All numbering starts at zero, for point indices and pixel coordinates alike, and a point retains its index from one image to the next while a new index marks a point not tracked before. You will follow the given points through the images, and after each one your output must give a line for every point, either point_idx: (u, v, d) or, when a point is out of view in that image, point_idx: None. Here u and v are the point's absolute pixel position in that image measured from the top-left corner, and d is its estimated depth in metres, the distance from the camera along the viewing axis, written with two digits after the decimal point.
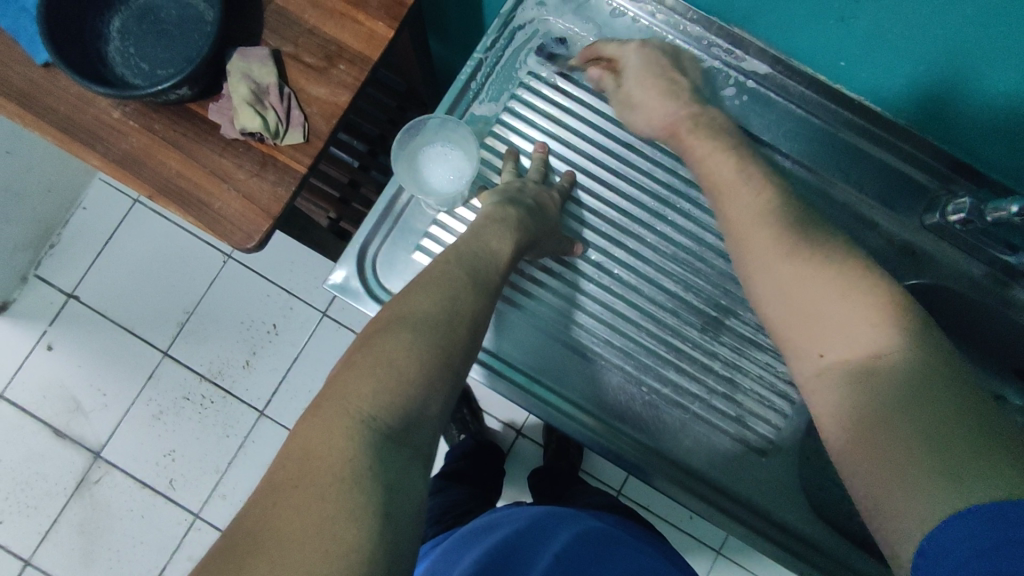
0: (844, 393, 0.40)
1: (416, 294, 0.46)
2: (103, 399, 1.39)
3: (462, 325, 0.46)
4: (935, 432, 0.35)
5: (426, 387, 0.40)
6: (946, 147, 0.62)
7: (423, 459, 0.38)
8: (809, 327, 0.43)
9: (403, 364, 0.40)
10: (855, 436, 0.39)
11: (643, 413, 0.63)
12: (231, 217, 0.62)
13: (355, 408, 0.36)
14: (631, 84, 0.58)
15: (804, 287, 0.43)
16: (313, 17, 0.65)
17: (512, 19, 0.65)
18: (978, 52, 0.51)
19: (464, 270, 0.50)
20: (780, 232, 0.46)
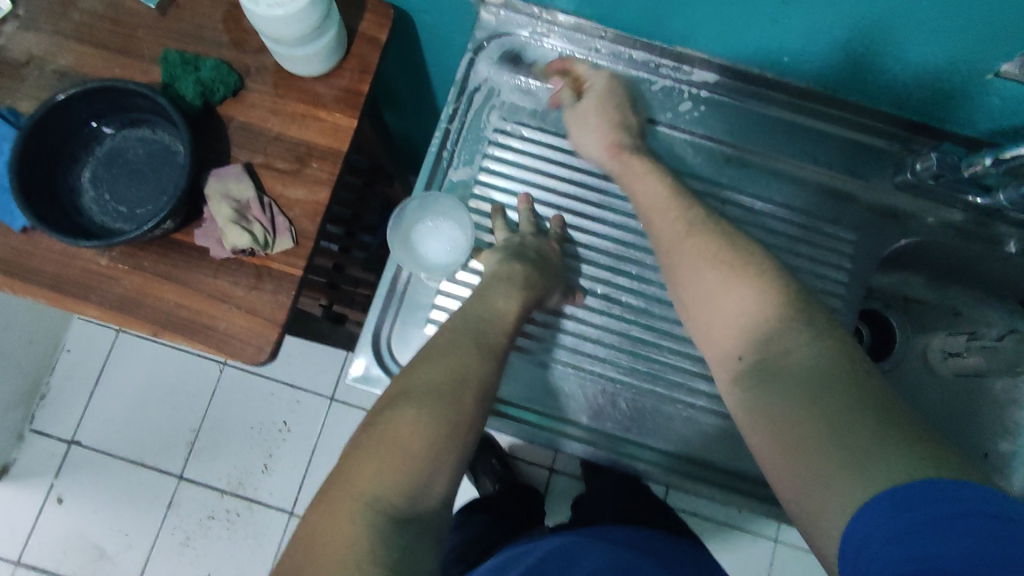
0: (759, 392, 0.45)
1: (427, 366, 0.48)
2: (127, 538, 1.36)
3: (471, 390, 0.47)
4: (846, 425, 0.39)
5: (434, 458, 0.43)
6: (902, 114, 0.65)
7: (430, 531, 0.41)
8: (727, 333, 0.49)
9: (410, 443, 0.43)
10: (777, 432, 0.42)
11: (684, 430, 0.63)
12: (239, 335, 0.62)
13: (362, 492, 0.41)
14: (589, 105, 0.63)
15: (727, 298, 0.49)
16: (277, 124, 0.66)
17: (467, 83, 0.67)
18: (903, 26, 0.54)
19: (470, 337, 0.51)
20: (704, 245, 0.52)
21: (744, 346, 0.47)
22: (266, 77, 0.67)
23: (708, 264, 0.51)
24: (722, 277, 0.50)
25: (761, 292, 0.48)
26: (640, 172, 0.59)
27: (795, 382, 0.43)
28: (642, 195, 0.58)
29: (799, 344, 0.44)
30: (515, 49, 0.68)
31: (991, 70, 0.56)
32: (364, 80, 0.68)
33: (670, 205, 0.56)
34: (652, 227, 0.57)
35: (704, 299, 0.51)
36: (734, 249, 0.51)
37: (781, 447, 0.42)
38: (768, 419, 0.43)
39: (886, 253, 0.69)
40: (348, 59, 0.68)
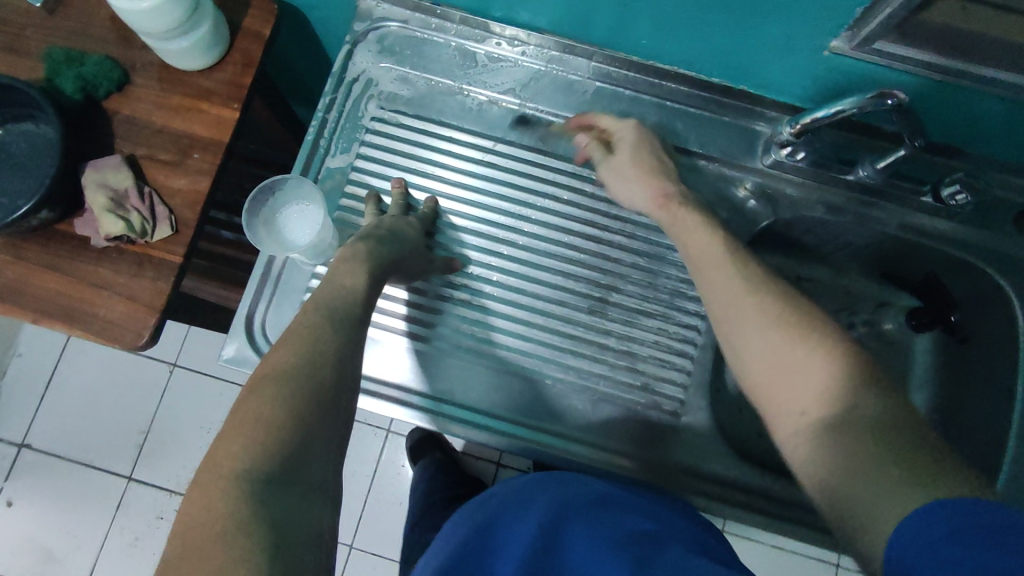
0: (822, 442, 0.44)
1: (290, 346, 0.48)
2: (76, 540, 1.38)
3: (329, 359, 0.48)
4: (904, 459, 0.40)
5: (304, 426, 0.44)
6: (763, 93, 0.67)
7: (314, 492, 0.41)
8: (789, 377, 0.47)
9: (270, 414, 0.43)
10: (840, 474, 0.42)
11: (554, 405, 0.65)
12: (118, 321, 0.64)
13: (234, 468, 0.40)
14: (621, 162, 0.64)
15: (787, 352, 0.48)
16: (160, 117, 0.68)
17: (346, 74, 0.70)
18: (737, 8, 0.56)
19: (324, 312, 0.52)
20: (763, 304, 0.51)
21: (785, 402, 0.47)
22: (151, 72, 0.69)
23: (766, 320, 0.50)
24: (781, 334, 0.49)
25: (815, 351, 0.47)
26: (687, 223, 0.58)
27: (861, 433, 0.42)
28: (689, 244, 0.58)
29: (856, 398, 0.44)
30: (393, 40, 0.70)
31: (825, 46, 0.57)
32: (247, 73, 0.70)
33: (723, 257, 0.55)
34: (700, 275, 0.56)
35: (767, 349, 0.49)
36: (788, 302, 0.51)
37: (840, 480, 0.42)
38: (829, 474, 0.43)
39: (755, 235, 0.71)
40: (232, 53, 0.70)
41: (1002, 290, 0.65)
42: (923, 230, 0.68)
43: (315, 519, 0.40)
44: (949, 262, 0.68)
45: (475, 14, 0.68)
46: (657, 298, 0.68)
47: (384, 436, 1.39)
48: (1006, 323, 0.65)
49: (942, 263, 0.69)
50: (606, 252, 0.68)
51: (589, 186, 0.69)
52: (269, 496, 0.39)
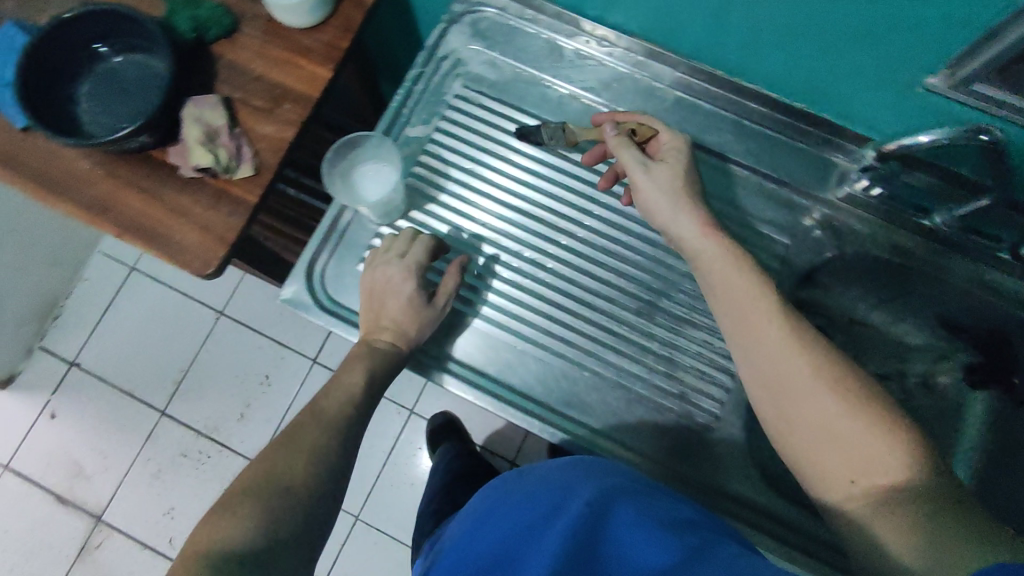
0: (876, 511, 0.44)
1: (292, 453, 0.55)
2: (104, 461, 1.45)
3: (316, 459, 0.55)
4: (961, 524, 0.40)
5: (261, 508, 0.50)
6: (846, 124, 0.67)
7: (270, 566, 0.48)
8: (821, 444, 0.48)
9: (252, 505, 0.50)
10: (899, 540, 0.42)
11: (587, 398, 0.65)
12: (190, 247, 0.68)
13: (210, 547, 0.47)
14: (663, 171, 0.62)
15: (840, 421, 0.47)
16: (260, 66, 0.73)
17: (437, 50, 0.72)
18: (836, 36, 0.56)
19: (318, 427, 0.58)
20: (816, 364, 0.50)
21: (835, 474, 0.47)
22: (259, 23, 0.73)
23: (820, 384, 0.49)
24: (836, 400, 0.48)
25: (863, 422, 0.47)
26: (726, 262, 0.57)
27: (917, 505, 0.42)
28: (724, 288, 0.56)
29: (898, 468, 0.44)
30: (487, 24, 0.73)
31: (921, 83, 0.57)
32: (346, 37, 0.73)
33: (773, 306, 0.53)
34: (734, 325, 0.55)
35: (817, 414, 0.48)
36: (836, 365, 0.50)
37: (900, 545, 0.42)
38: (888, 544, 0.43)
39: (817, 265, 0.70)
40: (336, 16, 0.74)
41: None
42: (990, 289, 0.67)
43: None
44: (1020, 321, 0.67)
45: (571, 10, 0.71)
46: (706, 311, 0.67)
47: (407, 417, 1.44)
48: None
49: (1015, 322, 0.67)
50: (662, 256, 0.68)
51: None
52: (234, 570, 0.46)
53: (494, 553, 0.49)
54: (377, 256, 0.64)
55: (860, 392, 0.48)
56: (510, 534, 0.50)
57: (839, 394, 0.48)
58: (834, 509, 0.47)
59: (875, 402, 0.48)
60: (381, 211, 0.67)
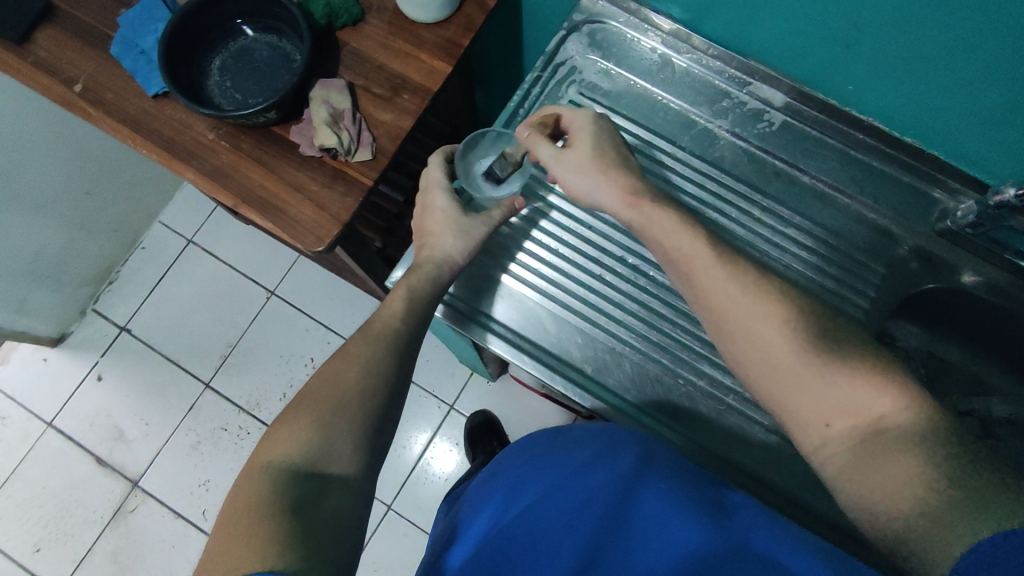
0: (857, 453, 0.45)
1: (342, 370, 0.60)
2: (145, 427, 1.47)
3: (367, 381, 0.60)
4: (942, 467, 0.40)
5: (318, 426, 0.56)
6: (950, 160, 0.69)
7: (331, 478, 0.54)
8: (794, 391, 0.49)
9: (311, 419, 0.56)
10: (881, 485, 0.43)
11: (679, 404, 0.67)
12: (305, 223, 0.70)
13: (269, 460, 0.54)
14: (583, 157, 0.64)
15: (798, 364, 0.49)
16: (382, 56, 0.75)
17: (556, 56, 0.75)
18: (968, 73, 0.59)
19: (373, 345, 0.63)
20: (770, 312, 0.52)
21: (811, 416, 0.48)
22: (385, 16, 0.76)
23: (774, 331, 0.51)
24: (792, 345, 0.50)
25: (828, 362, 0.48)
26: (671, 227, 0.59)
27: (889, 442, 0.43)
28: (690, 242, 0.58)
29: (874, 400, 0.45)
30: (605, 36, 0.75)
31: None
32: (466, 35, 0.76)
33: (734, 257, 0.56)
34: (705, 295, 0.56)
35: (775, 362, 0.50)
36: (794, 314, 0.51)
37: (884, 491, 0.42)
38: (867, 487, 0.44)
39: (914, 295, 0.71)
40: (458, 15, 0.76)
41: None
42: None
43: (331, 494, 0.53)
44: None
45: (686, 27, 0.73)
46: None
47: (446, 412, 1.46)
48: None
49: None
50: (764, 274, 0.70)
51: (758, 211, 0.72)
52: (297, 485, 0.52)
53: (533, 501, 0.60)
54: (434, 182, 0.71)
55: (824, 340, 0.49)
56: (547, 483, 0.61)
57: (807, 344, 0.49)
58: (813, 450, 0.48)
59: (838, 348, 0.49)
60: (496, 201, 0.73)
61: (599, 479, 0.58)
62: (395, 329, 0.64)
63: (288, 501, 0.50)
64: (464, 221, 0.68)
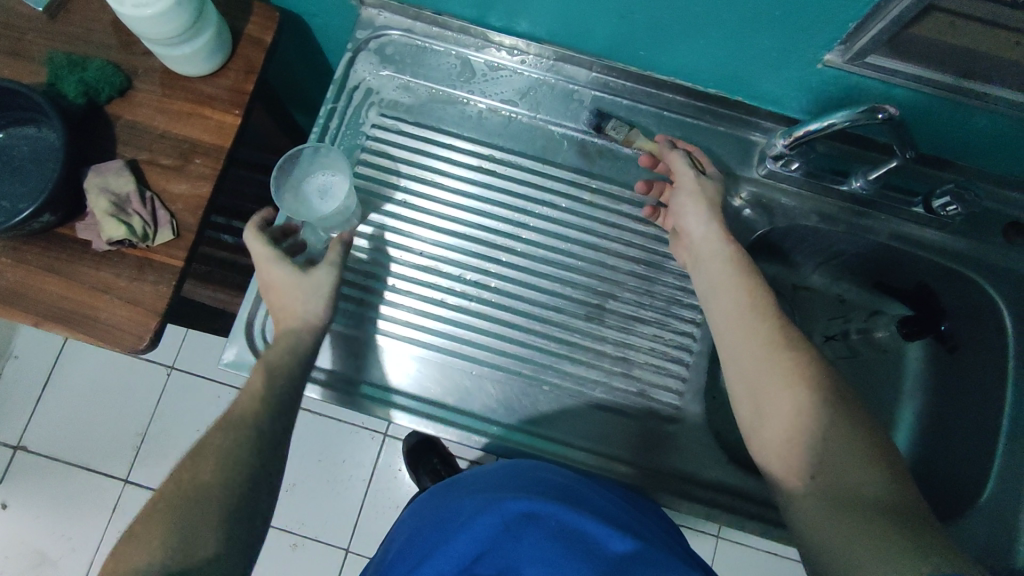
0: (824, 503, 0.48)
1: (198, 461, 0.51)
2: (70, 542, 1.37)
3: (230, 468, 0.51)
4: (913, 536, 0.44)
5: (178, 495, 0.50)
6: (758, 104, 0.68)
7: (189, 540, 0.47)
8: (787, 433, 0.52)
9: (170, 523, 0.48)
10: (842, 528, 0.46)
11: (551, 410, 0.65)
12: (118, 324, 0.64)
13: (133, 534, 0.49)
14: (683, 197, 0.64)
15: (808, 413, 0.51)
16: (162, 122, 0.69)
17: (347, 81, 0.70)
18: (736, 19, 0.56)
19: (237, 425, 0.53)
20: (802, 363, 0.53)
21: (800, 465, 0.51)
22: (154, 77, 0.70)
23: (794, 378, 0.52)
24: (812, 399, 0.51)
25: (841, 422, 0.50)
26: (710, 264, 0.61)
27: (858, 504, 0.47)
28: (719, 295, 0.59)
29: (866, 471, 0.48)
30: (394, 48, 0.71)
31: (818, 59, 0.58)
32: (249, 79, 0.71)
33: (768, 310, 0.57)
34: (727, 332, 0.58)
35: (778, 407, 0.52)
36: (826, 370, 0.53)
37: (844, 535, 0.46)
38: (828, 529, 0.47)
39: (754, 239, 0.72)
40: (235, 59, 0.71)
41: (994, 304, 0.68)
42: (914, 241, 0.70)
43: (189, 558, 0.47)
44: (942, 272, 0.70)
45: (474, 24, 0.69)
46: (653, 305, 0.69)
47: (381, 441, 1.40)
48: (995, 332, 0.68)
49: (936, 274, 0.71)
50: (604, 258, 0.69)
51: (587, 193, 0.70)
52: None
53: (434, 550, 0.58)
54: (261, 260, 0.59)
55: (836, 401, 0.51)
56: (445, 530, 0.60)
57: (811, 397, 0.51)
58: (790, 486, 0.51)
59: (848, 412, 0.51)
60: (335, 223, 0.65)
61: (514, 506, 0.56)
62: (255, 407, 0.54)
63: None
64: (309, 280, 0.60)
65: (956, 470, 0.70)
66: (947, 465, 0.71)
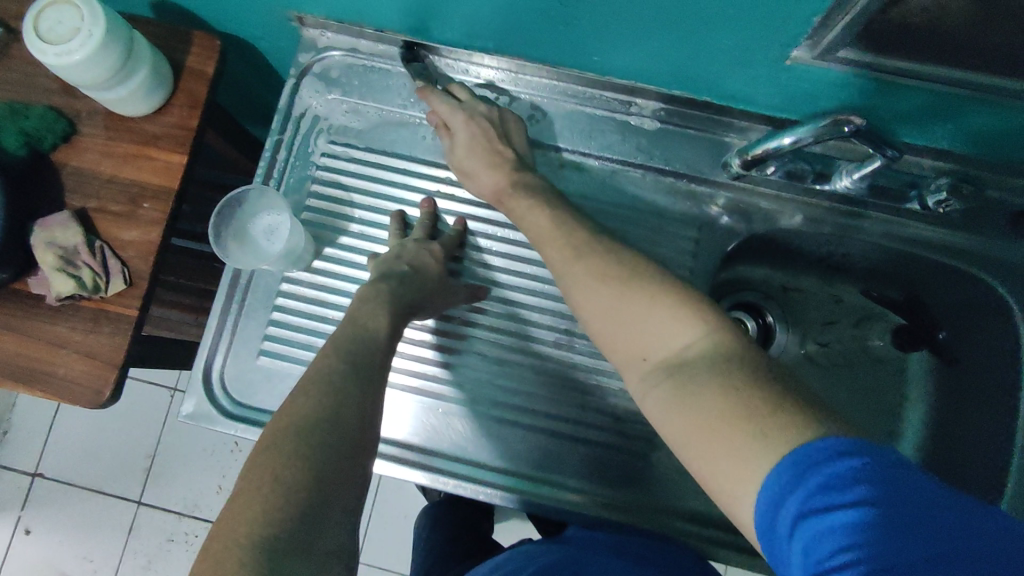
0: (666, 394, 0.45)
1: (300, 403, 0.42)
2: (91, 566, 1.36)
3: (344, 415, 0.42)
4: (742, 389, 0.41)
5: (321, 496, 0.38)
6: (728, 103, 0.62)
7: (333, 559, 0.37)
8: (634, 342, 0.48)
9: (288, 475, 0.38)
10: (688, 399, 0.43)
11: (525, 446, 0.62)
12: (77, 379, 0.63)
13: (245, 533, 0.35)
14: (462, 143, 0.63)
15: (621, 302, 0.49)
16: (109, 166, 0.67)
17: (293, 110, 0.68)
18: (688, 21, 0.51)
19: (345, 359, 0.46)
20: (594, 264, 0.52)
21: (637, 354, 0.48)
22: (97, 119, 0.67)
23: (604, 281, 0.51)
24: (613, 288, 0.50)
25: (644, 294, 0.48)
26: (523, 210, 0.58)
27: (691, 372, 0.44)
28: (533, 231, 0.57)
29: (678, 333, 0.46)
30: (340, 71, 0.68)
31: (786, 56, 0.53)
32: (194, 114, 0.68)
33: (557, 235, 0.55)
34: (546, 255, 0.56)
35: (602, 311, 0.50)
36: (622, 261, 0.52)
37: (694, 427, 0.42)
38: (678, 402, 0.43)
39: (734, 247, 0.67)
40: (178, 94, 0.68)
41: (1001, 298, 0.63)
42: (908, 238, 0.65)
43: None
44: (944, 271, 0.65)
45: (417, 38, 0.65)
46: None
47: None
48: (1004, 331, 0.63)
49: (937, 272, 0.66)
50: None
51: None
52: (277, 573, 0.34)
53: None
54: (422, 227, 0.63)
55: (651, 275, 0.50)
56: None
57: (629, 285, 0.49)
58: (639, 393, 0.47)
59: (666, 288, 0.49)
60: (288, 262, 0.62)
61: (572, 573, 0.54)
62: (373, 349, 0.48)
63: None
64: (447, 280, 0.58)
65: (965, 482, 0.65)
66: (956, 475, 0.66)
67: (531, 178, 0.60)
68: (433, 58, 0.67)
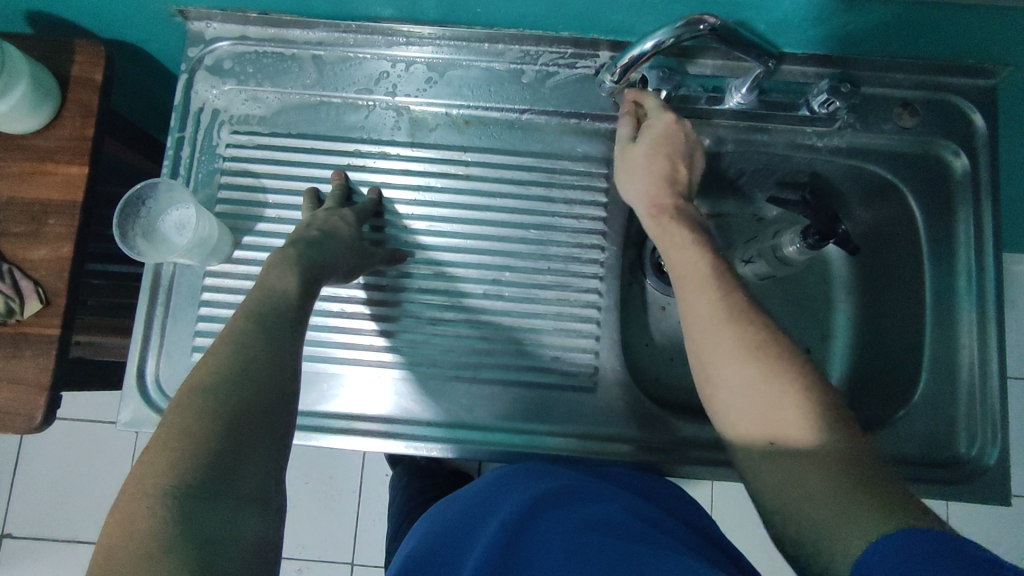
0: (790, 474, 0.46)
1: (214, 359, 0.43)
2: None
3: (253, 369, 0.43)
4: (870, 486, 0.43)
5: (233, 448, 0.39)
6: (616, 37, 0.64)
7: (251, 503, 0.38)
8: (767, 423, 0.48)
9: (196, 426, 0.39)
10: (812, 490, 0.44)
11: (471, 399, 0.63)
12: (5, 406, 0.61)
13: (153, 485, 0.36)
14: (643, 149, 0.59)
15: (765, 385, 0.49)
16: (7, 187, 0.65)
17: (190, 105, 0.67)
18: None
19: (257, 322, 0.47)
20: (745, 338, 0.50)
21: (768, 426, 0.48)
22: None
23: (749, 356, 0.50)
24: (758, 369, 0.49)
25: (795, 389, 0.48)
26: (680, 240, 0.56)
27: (814, 469, 0.45)
28: (680, 276, 0.55)
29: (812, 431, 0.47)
30: (231, 59, 0.67)
31: None
32: (88, 123, 0.66)
33: (710, 284, 0.53)
34: (694, 320, 0.53)
35: (746, 406, 0.50)
36: (772, 338, 0.50)
37: (810, 495, 0.44)
38: (807, 495, 0.44)
39: None
40: (68, 106, 0.66)
41: (896, 186, 0.67)
42: (808, 147, 0.67)
43: (251, 529, 0.37)
44: (850, 173, 0.68)
45: (302, 15, 0.65)
46: (552, 269, 0.66)
47: None
48: (903, 218, 0.68)
49: (843, 175, 0.69)
50: (496, 231, 0.66)
51: (462, 167, 0.67)
52: (185, 512, 0.36)
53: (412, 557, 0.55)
54: (335, 195, 0.63)
55: (800, 371, 0.49)
56: (425, 542, 0.57)
57: (790, 383, 0.48)
58: (755, 465, 0.49)
59: (814, 388, 0.48)
60: (204, 253, 0.62)
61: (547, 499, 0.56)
62: (282, 309, 0.49)
63: (188, 545, 0.35)
64: (360, 245, 0.59)
65: (894, 366, 0.68)
66: (884, 360, 0.69)
67: (674, 134, 0.59)
68: (323, 34, 0.67)
